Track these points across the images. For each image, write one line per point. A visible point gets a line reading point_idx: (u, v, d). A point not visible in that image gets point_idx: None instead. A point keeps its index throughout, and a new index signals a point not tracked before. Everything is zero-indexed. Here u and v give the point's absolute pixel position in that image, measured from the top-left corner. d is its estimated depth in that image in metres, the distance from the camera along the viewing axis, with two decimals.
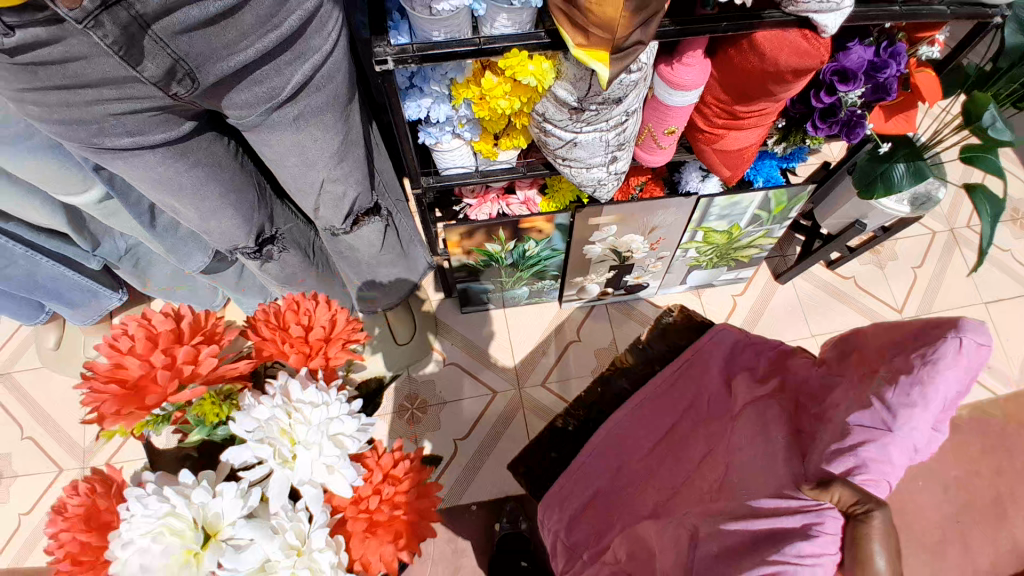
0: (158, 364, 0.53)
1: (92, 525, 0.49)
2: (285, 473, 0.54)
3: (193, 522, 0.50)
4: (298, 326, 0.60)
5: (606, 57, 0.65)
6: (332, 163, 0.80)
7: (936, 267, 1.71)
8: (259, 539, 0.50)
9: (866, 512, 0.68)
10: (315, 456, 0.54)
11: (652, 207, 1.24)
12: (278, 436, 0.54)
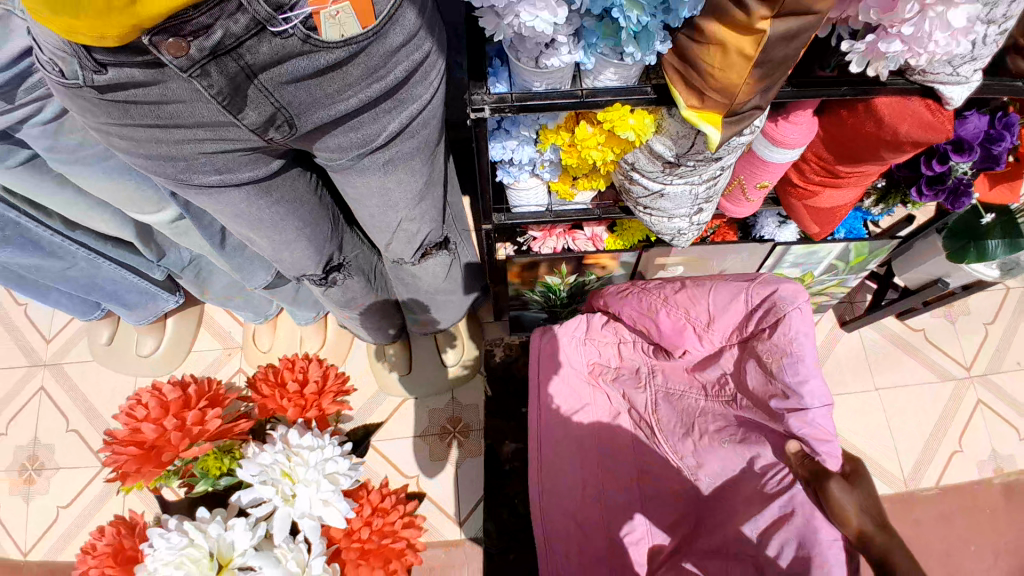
0: (171, 427, 0.79)
1: (117, 561, 0.74)
2: (287, 509, 0.76)
3: (208, 552, 0.71)
4: (293, 383, 0.89)
5: (718, 120, 0.61)
6: (412, 204, 0.77)
7: (1015, 325, 1.60)
8: (265, 565, 0.70)
9: (826, 486, 0.69)
10: (313, 492, 0.78)
11: (725, 250, 1.19)
12: (280, 477, 0.77)
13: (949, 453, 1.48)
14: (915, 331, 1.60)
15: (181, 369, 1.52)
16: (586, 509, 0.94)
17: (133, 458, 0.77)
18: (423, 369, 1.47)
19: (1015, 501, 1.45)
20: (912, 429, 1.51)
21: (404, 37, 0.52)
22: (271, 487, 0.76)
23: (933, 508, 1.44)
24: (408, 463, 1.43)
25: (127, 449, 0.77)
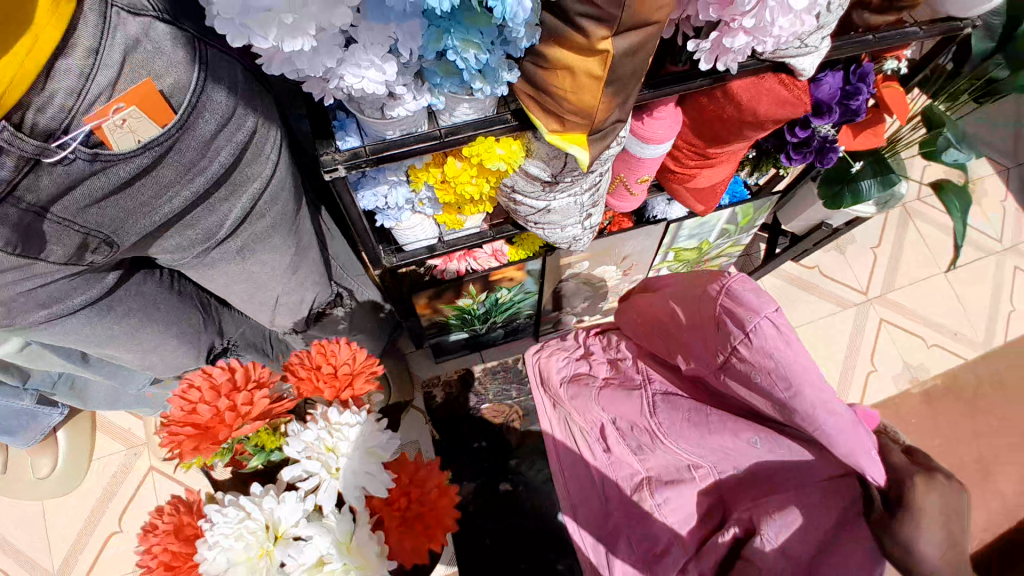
0: (224, 406, 0.47)
1: (178, 538, 0.45)
2: (333, 482, 0.49)
3: (264, 527, 0.45)
4: (329, 364, 0.54)
5: (583, 140, 0.59)
6: (286, 277, 0.70)
7: (892, 243, 1.75)
8: (319, 535, 0.46)
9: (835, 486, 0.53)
10: (357, 465, 0.50)
11: (625, 237, 1.19)
12: (324, 451, 0.49)
13: (865, 374, 1.60)
14: (810, 270, 1.70)
15: (89, 480, 1.39)
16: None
17: (186, 426, 0.46)
18: None
19: (927, 402, 1.58)
20: (825, 360, 1.61)
21: (216, 123, 0.47)
22: (316, 459, 0.49)
23: None
24: None
25: (177, 428, 0.46)
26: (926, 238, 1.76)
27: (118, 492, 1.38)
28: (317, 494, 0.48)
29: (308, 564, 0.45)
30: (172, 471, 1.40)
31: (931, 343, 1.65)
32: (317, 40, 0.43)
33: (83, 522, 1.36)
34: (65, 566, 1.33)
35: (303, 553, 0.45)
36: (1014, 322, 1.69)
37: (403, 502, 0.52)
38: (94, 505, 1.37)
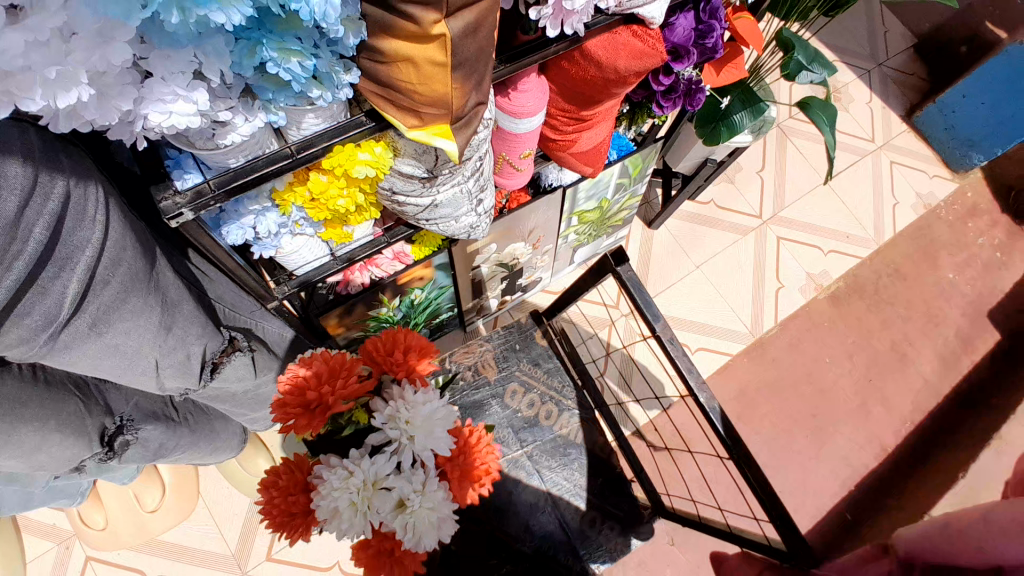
0: (325, 388, 0.57)
1: (289, 494, 0.58)
2: (410, 446, 0.57)
3: (363, 484, 0.55)
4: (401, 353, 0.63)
5: (448, 131, 0.57)
6: (160, 338, 0.63)
7: (776, 163, 1.84)
8: (403, 486, 0.55)
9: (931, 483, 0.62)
10: (428, 432, 0.58)
11: (525, 212, 1.17)
12: (405, 423, 0.58)
13: (775, 292, 1.70)
14: (706, 205, 1.76)
15: None
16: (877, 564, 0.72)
17: (298, 400, 0.57)
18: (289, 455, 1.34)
19: (835, 304, 1.72)
20: (738, 288, 1.69)
21: (16, 197, 0.41)
22: (395, 428, 0.58)
23: (784, 342, 1.65)
24: (321, 554, 1.33)
25: (291, 407, 0.56)
26: (805, 152, 1.86)
27: None
28: (405, 455, 0.57)
29: (395, 506, 0.56)
30: (114, 557, 1.28)
31: (828, 250, 1.77)
32: (100, 82, 0.37)
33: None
34: None
35: (389, 501, 0.55)
36: (900, 213, 1.84)
37: (467, 463, 0.63)
38: None
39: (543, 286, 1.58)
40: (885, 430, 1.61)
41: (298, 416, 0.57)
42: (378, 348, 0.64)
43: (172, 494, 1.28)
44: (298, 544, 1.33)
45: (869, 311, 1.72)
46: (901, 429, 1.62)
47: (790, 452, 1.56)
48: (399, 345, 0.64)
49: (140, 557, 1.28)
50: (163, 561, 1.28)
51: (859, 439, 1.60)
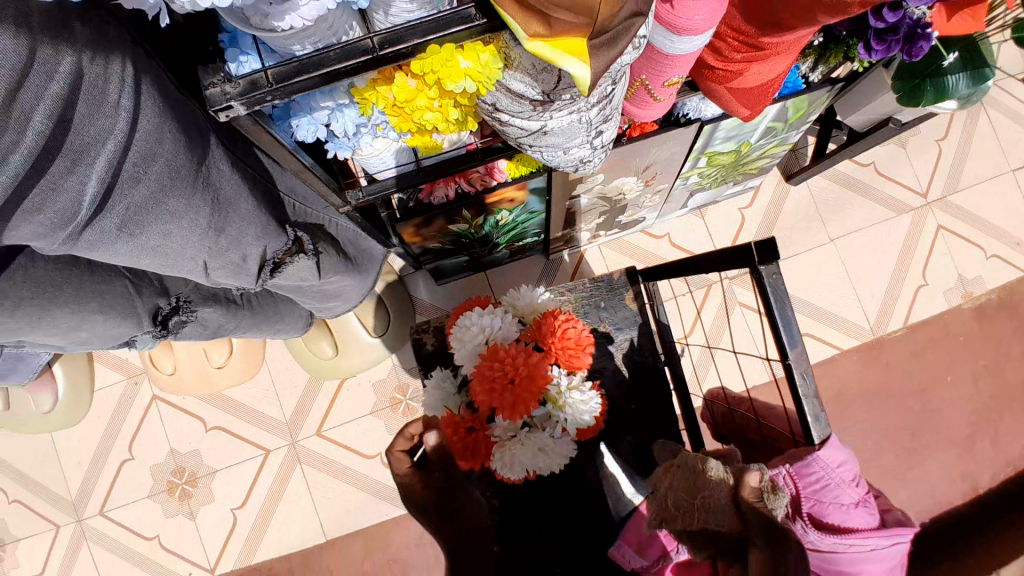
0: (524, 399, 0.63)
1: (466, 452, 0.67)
2: (562, 422, 0.68)
3: (533, 455, 0.66)
4: (567, 342, 0.69)
5: (583, 48, 0.41)
6: (210, 239, 0.56)
7: (963, 133, 1.48)
8: (552, 447, 0.67)
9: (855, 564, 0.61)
10: (576, 413, 0.68)
11: (648, 145, 0.99)
12: (562, 408, 0.67)
13: (914, 289, 1.44)
14: (864, 167, 1.47)
15: (92, 413, 1.37)
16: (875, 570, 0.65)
17: (510, 392, 0.63)
18: (354, 342, 1.32)
19: (978, 317, 1.43)
20: (871, 274, 1.45)
21: (4, 77, 0.33)
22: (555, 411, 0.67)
23: (905, 348, 1.42)
24: (366, 443, 1.36)
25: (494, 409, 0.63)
26: (1001, 127, 1.48)
27: (125, 422, 1.37)
28: (558, 430, 0.68)
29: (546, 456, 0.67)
30: (177, 400, 1.37)
31: (992, 255, 1.45)
32: None
33: (94, 449, 1.37)
34: (82, 495, 1.36)
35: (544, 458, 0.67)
36: None
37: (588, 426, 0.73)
38: (103, 434, 1.37)
39: (644, 227, 1.41)
40: (981, 470, 1.39)
41: (511, 405, 0.63)
42: (546, 324, 0.70)
43: (238, 356, 1.33)
44: (344, 429, 1.36)
45: (1015, 335, 1.43)
46: (999, 473, 1.39)
47: (873, 466, 1.39)
48: (567, 326, 0.70)
49: (202, 405, 1.37)
50: (219, 414, 1.37)
51: (950, 472, 1.40)
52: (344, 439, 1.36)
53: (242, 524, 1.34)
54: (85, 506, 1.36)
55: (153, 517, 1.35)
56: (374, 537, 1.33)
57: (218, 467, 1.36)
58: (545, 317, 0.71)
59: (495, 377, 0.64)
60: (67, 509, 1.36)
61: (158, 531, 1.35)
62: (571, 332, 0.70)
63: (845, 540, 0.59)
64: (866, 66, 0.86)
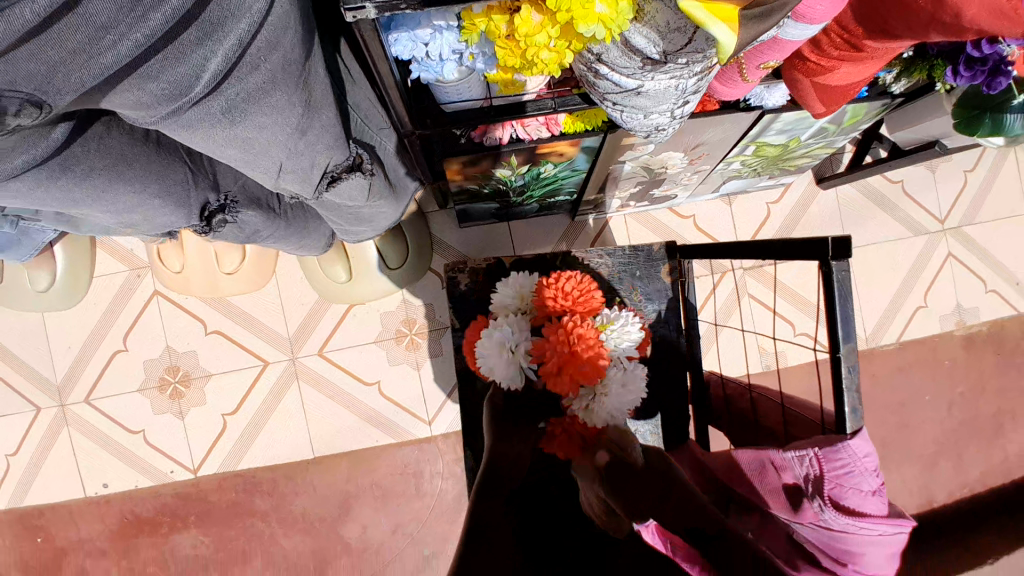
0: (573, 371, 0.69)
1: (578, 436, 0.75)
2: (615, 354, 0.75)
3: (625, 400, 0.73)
4: (578, 296, 0.74)
5: (734, 18, 0.40)
6: (293, 139, 0.55)
7: (989, 169, 1.52)
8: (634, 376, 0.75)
9: (848, 527, 0.64)
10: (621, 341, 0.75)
11: (706, 123, 0.96)
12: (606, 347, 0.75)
13: (912, 310, 1.49)
14: (893, 184, 1.50)
15: (91, 297, 1.35)
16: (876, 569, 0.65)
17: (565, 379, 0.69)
18: (368, 271, 1.31)
19: (966, 346, 1.50)
20: (878, 287, 1.49)
21: None
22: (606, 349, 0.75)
23: (892, 363, 1.48)
24: (365, 369, 1.37)
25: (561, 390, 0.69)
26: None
27: (122, 314, 1.36)
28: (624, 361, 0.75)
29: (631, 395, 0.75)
30: (179, 298, 1.36)
31: (991, 290, 1.52)
32: None
33: (86, 336, 1.36)
34: (69, 380, 1.36)
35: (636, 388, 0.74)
36: None
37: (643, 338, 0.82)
38: (98, 321, 1.36)
39: (672, 204, 1.41)
40: (940, 487, 1.48)
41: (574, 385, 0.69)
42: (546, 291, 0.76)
43: (250, 264, 1.31)
44: (348, 352, 1.37)
45: (994, 368, 1.51)
46: (956, 493, 1.48)
47: None
48: (560, 284, 0.75)
49: (202, 307, 1.36)
50: (220, 317, 1.36)
51: (910, 485, 1.48)
52: (346, 362, 1.37)
53: (232, 429, 1.36)
54: (70, 391, 1.36)
55: (142, 411, 1.36)
56: (358, 461, 1.36)
57: (214, 371, 1.36)
58: (550, 283, 0.76)
59: (557, 366, 0.70)
60: (51, 393, 1.36)
61: (143, 426, 1.36)
62: (570, 288, 0.75)
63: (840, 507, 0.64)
64: (949, 88, 0.88)
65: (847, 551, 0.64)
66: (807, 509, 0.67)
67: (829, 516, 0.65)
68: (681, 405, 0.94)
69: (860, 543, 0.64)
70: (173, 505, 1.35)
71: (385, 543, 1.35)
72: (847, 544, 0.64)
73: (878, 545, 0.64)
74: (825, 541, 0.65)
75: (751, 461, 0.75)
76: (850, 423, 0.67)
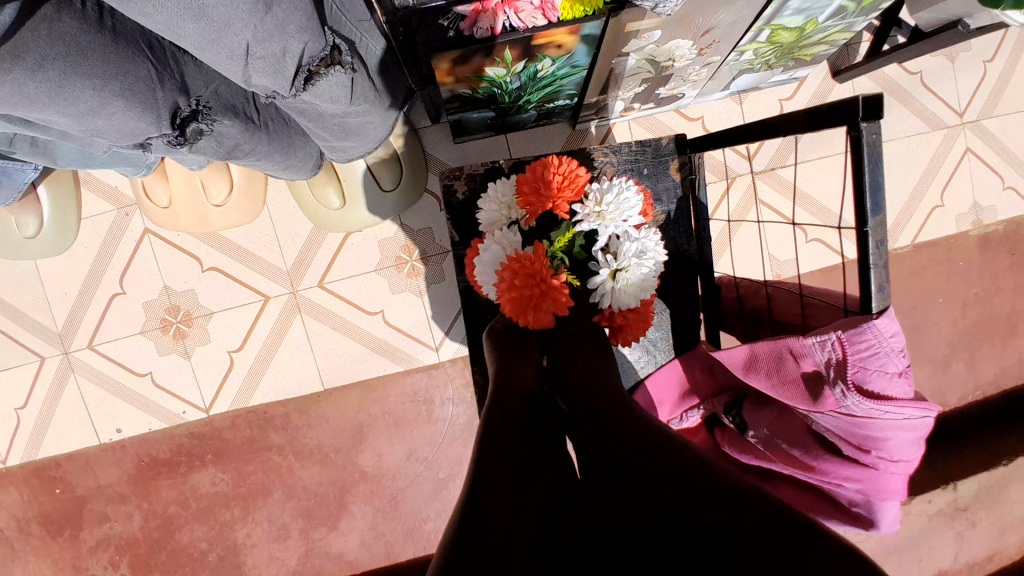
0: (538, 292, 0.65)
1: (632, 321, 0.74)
2: (611, 224, 0.71)
3: (638, 270, 0.71)
4: (549, 186, 0.68)
5: None
6: (257, 16, 0.50)
7: (1013, 54, 1.41)
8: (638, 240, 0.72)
9: (872, 412, 0.62)
10: (621, 212, 0.71)
11: (713, 4, 0.87)
12: (603, 220, 0.71)
13: (930, 209, 1.44)
14: (910, 75, 1.40)
15: (80, 242, 1.31)
16: (900, 458, 0.65)
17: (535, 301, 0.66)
18: (362, 197, 1.26)
19: (984, 245, 1.45)
20: (893, 187, 1.43)
21: None
22: (602, 220, 0.71)
23: (907, 265, 1.44)
24: (368, 299, 1.34)
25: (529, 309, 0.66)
26: None
27: (114, 257, 1.32)
28: (629, 228, 0.71)
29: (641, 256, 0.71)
30: (171, 237, 1.31)
31: (1012, 185, 1.45)
32: None
33: (81, 283, 1.32)
34: (69, 327, 1.33)
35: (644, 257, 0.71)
36: None
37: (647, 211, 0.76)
38: (92, 265, 1.32)
39: (678, 106, 1.33)
40: (955, 389, 1.47)
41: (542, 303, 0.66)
42: (525, 185, 0.70)
43: (239, 193, 1.26)
44: (348, 282, 1.33)
45: (1012, 266, 1.47)
46: (970, 394, 1.48)
47: None
48: (539, 178, 0.69)
49: (195, 245, 1.31)
50: (218, 254, 1.32)
51: (924, 386, 1.48)
52: (349, 292, 1.33)
53: (239, 366, 1.34)
54: (72, 339, 1.34)
55: (147, 354, 1.34)
56: (368, 391, 1.36)
57: (215, 309, 1.33)
58: (525, 175, 0.71)
59: (520, 306, 0.67)
60: (53, 342, 1.34)
61: (150, 368, 1.34)
62: (553, 177, 0.68)
63: (870, 400, 0.61)
64: None
65: (868, 439, 0.65)
66: (830, 399, 0.64)
67: (853, 406, 0.62)
68: (694, 307, 0.91)
69: (884, 431, 0.63)
70: (189, 445, 1.36)
71: (402, 469, 1.36)
72: (867, 433, 0.64)
73: (901, 433, 0.63)
74: (846, 429, 0.66)
75: (768, 350, 0.71)
76: (877, 302, 0.62)
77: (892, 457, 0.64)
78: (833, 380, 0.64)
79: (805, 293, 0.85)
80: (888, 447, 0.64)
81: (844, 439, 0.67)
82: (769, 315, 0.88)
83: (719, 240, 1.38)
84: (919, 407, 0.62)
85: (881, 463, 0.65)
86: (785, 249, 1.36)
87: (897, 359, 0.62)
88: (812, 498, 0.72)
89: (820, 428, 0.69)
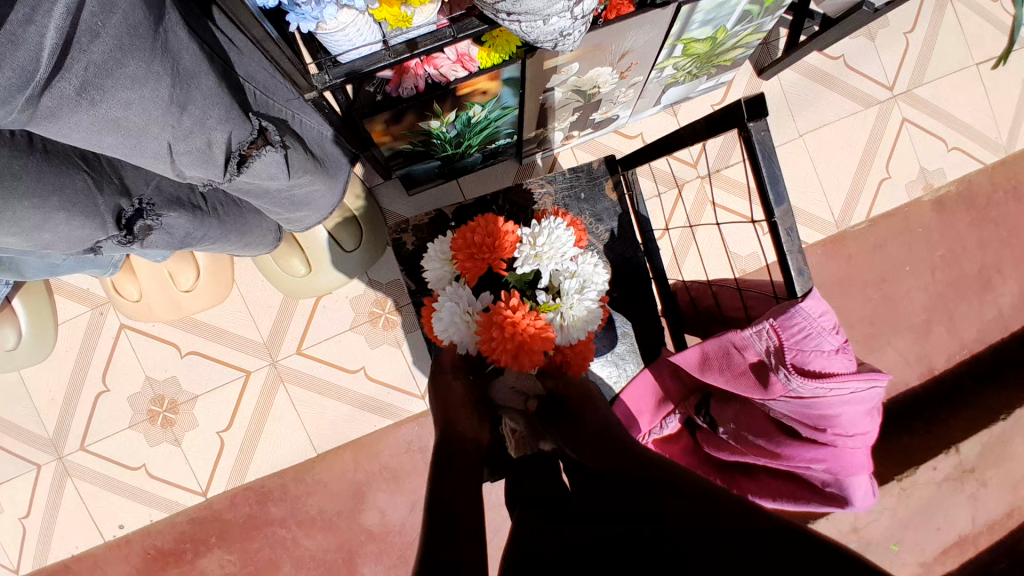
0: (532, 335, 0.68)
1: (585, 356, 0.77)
2: (547, 264, 0.73)
3: (582, 303, 0.73)
4: (487, 248, 0.72)
5: None
6: (172, 117, 0.53)
7: (929, 27, 1.49)
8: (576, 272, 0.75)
9: (818, 389, 0.65)
10: (558, 252, 0.73)
11: (623, 30, 0.93)
12: (540, 261, 0.73)
13: (877, 183, 1.48)
14: (834, 60, 1.47)
15: (63, 345, 1.33)
16: (854, 430, 0.68)
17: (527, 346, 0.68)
18: (327, 260, 1.27)
19: (938, 209, 1.50)
20: (839, 169, 1.48)
21: None
22: (540, 262, 0.73)
23: (866, 240, 1.48)
24: (348, 358, 1.36)
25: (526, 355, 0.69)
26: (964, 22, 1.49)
27: (95, 355, 1.33)
28: (564, 266, 0.74)
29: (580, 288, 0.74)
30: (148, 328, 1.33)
31: (953, 147, 1.50)
32: None
33: (66, 386, 1.33)
34: (61, 431, 1.34)
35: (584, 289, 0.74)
36: None
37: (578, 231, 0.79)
38: (74, 367, 1.33)
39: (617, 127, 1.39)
40: (938, 353, 1.50)
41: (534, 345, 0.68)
42: (459, 252, 0.73)
43: (207, 277, 1.28)
44: (326, 344, 1.35)
45: (970, 226, 1.51)
46: (955, 355, 1.51)
47: None
48: (471, 239, 0.72)
49: (172, 331, 1.33)
50: (192, 337, 1.34)
51: (907, 355, 1.50)
52: (328, 354, 1.35)
53: (229, 445, 1.35)
54: (65, 443, 1.34)
55: (139, 446, 1.35)
56: (363, 448, 1.36)
57: (199, 392, 1.35)
58: (460, 239, 0.73)
59: (511, 357, 0.69)
60: (47, 448, 1.34)
61: (143, 460, 1.35)
62: (484, 241, 0.72)
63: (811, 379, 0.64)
64: None
65: (821, 418, 0.67)
66: (780, 385, 0.67)
67: (800, 387, 0.65)
68: (654, 315, 0.94)
69: (835, 407, 0.66)
70: (191, 531, 1.35)
71: (407, 522, 1.35)
72: (819, 412, 0.67)
73: (850, 406, 0.66)
74: (800, 412, 0.68)
75: (715, 348, 0.73)
76: (800, 285, 0.66)
77: (846, 429, 0.67)
78: (776, 366, 0.67)
79: (743, 289, 0.89)
80: (842, 421, 0.67)
81: (800, 422, 0.69)
82: (719, 313, 0.90)
83: (682, 242, 1.41)
84: (861, 377, 0.65)
85: (839, 437, 0.68)
86: (745, 244, 1.40)
87: (829, 335, 0.65)
88: (788, 485, 0.73)
89: (778, 415, 0.71)
